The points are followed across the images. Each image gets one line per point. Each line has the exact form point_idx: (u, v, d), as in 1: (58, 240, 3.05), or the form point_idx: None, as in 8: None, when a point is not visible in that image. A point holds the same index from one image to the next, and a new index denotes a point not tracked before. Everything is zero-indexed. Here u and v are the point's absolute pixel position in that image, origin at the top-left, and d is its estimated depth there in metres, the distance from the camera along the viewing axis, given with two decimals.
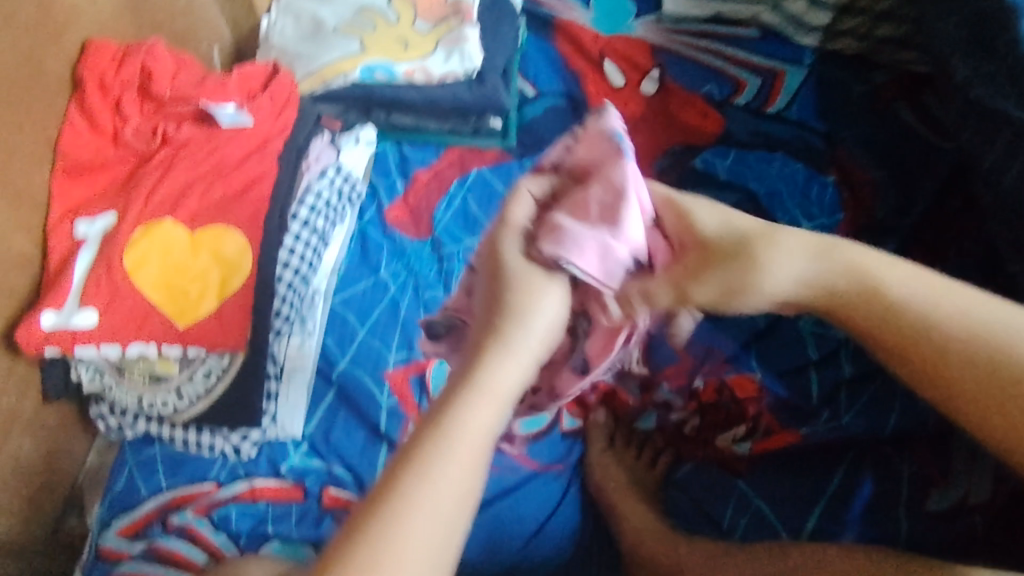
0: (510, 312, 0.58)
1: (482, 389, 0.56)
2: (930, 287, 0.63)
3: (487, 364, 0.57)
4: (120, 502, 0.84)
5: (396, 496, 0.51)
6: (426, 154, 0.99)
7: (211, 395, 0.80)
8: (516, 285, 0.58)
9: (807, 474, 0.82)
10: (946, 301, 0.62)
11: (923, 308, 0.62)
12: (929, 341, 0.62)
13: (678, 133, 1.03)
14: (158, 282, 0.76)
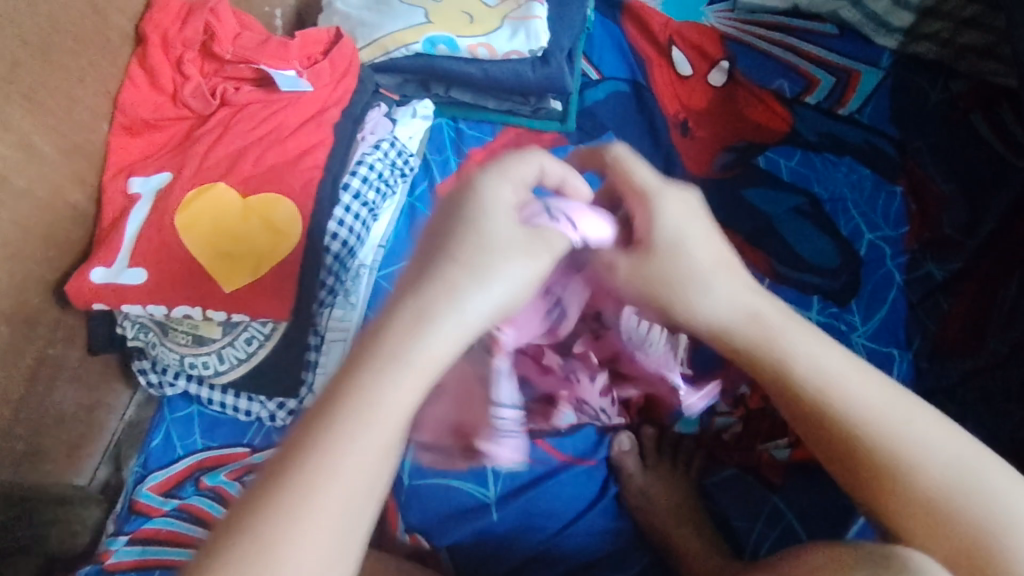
0: (495, 218, 0.49)
1: (433, 317, 0.46)
2: (871, 406, 0.52)
3: (431, 306, 0.46)
4: (158, 457, 0.85)
5: (331, 424, 0.43)
6: (481, 134, 0.97)
7: (252, 360, 0.80)
8: (501, 190, 0.50)
9: (843, 491, 0.82)
10: (877, 426, 0.52)
11: (864, 414, 0.52)
12: (871, 450, 0.52)
13: (747, 128, 0.99)
14: (207, 244, 0.75)
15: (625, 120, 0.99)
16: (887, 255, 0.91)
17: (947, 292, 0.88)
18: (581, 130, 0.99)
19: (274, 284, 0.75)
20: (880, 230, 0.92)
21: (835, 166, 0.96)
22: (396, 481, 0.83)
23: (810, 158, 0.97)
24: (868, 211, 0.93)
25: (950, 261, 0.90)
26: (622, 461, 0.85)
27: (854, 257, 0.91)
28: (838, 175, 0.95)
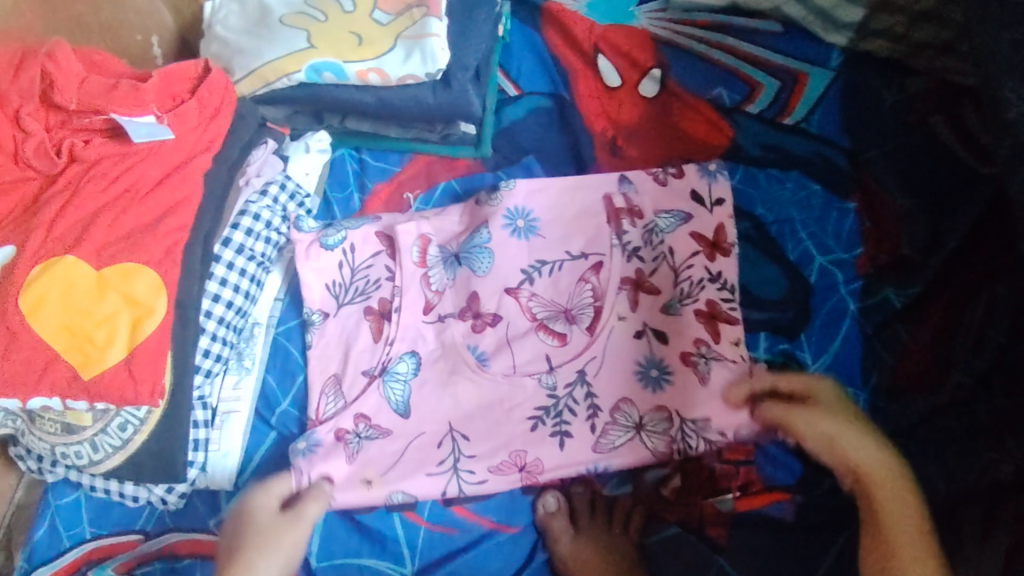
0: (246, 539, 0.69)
1: (271, 550, 0.68)
2: (891, 495, 0.64)
3: (261, 531, 0.69)
4: (44, 548, 0.77)
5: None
6: (387, 166, 0.91)
7: (127, 449, 0.72)
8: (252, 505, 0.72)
9: (799, 553, 0.73)
10: (890, 505, 0.63)
11: (886, 500, 0.64)
12: (883, 481, 0.65)
13: (684, 145, 0.91)
14: (60, 326, 0.66)
15: (549, 140, 0.93)
16: (839, 282, 0.82)
17: (906, 320, 0.79)
18: (499, 155, 0.92)
19: (139, 365, 0.67)
20: (832, 253, 0.83)
21: (780, 183, 0.87)
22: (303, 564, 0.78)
23: (755, 176, 0.88)
24: (818, 233, 0.84)
25: (911, 286, 0.81)
26: (549, 524, 0.80)
27: (802, 283, 0.82)
28: (784, 193, 0.86)
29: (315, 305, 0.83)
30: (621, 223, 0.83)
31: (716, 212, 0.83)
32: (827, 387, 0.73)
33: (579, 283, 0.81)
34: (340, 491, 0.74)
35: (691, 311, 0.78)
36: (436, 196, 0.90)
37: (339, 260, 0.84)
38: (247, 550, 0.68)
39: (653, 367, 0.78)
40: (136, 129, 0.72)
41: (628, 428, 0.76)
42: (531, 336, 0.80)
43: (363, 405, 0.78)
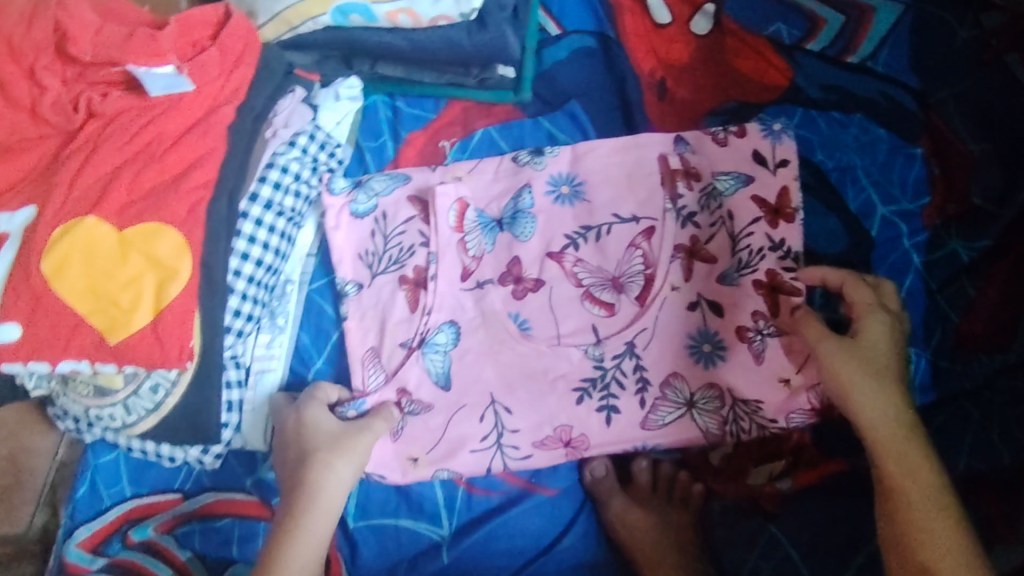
0: (311, 440, 0.68)
1: (348, 449, 0.67)
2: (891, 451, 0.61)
3: (326, 436, 0.68)
4: (85, 507, 0.77)
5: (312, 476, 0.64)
6: (421, 112, 0.86)
7: (161, 411, 0.71)
8: (303, 417, 0.70)
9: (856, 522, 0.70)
10: (890, 462, 0.61)
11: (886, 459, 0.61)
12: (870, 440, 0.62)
13: (738, 86, 0.84)
14: (85, 289, 0.64)
15: (592, 83, 0.87)
16: (902, 234, 0.76)
17: (975, 277, 0.74)
18: (540, 100, 0.87)
19: (167, 329, 0.65)
20: (895, 203, 0.77)
21: (842, 128, 0.80)
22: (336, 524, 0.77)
23: (814, 119, 0.81)
24: (882, 181, 0.78)
25: (979, 239, 0.75)
26: (595, 489, 0.78)
27: (863, 235, 0.77)
28: (846, 139, 0.80)
29: (348, 275, 0.80)
30: (677, 186, 0.79)
31: (780, 174, 0.77)
32: (877, 325, 0.66)
33: (630, 249, 0.77)
34: (388, 473, 0.75)
35: (750, 282, 0.74)
36: (473, 144, 0.85)
37: (371, 230, 0.81)
38: (323, 447, 0.67)
39: (707, 342, 0.74)
40: (154, 80, 0.68)
41: (678, 406, 0.74)
42: (577, 305, 0.77)
43: (406, 378, 0.76)
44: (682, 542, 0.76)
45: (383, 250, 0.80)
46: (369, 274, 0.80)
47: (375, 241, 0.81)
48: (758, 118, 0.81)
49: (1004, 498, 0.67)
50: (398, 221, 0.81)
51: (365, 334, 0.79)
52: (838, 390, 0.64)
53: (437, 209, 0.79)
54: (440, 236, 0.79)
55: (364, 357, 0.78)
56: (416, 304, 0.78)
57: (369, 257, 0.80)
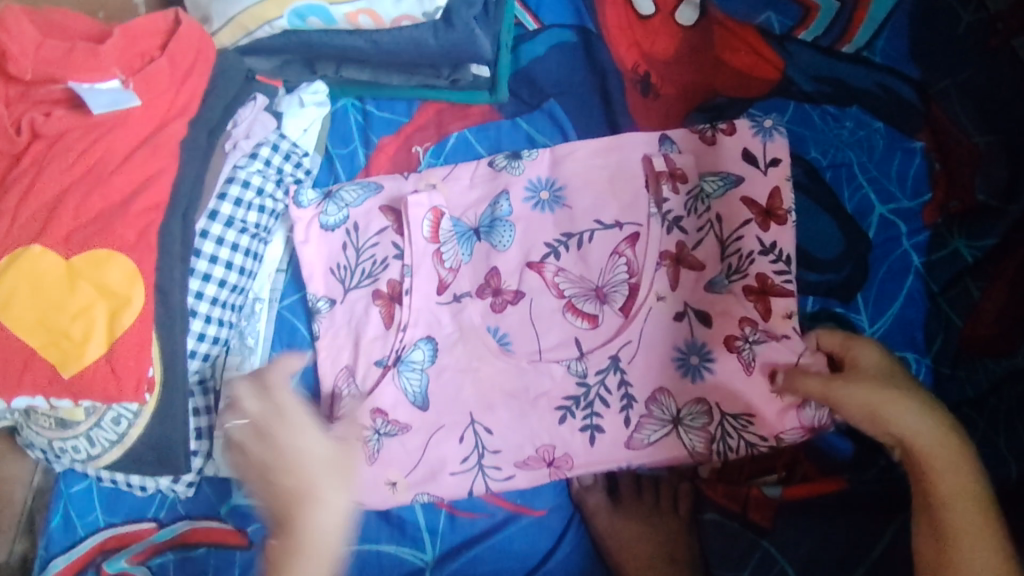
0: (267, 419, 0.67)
1: (301, 421, 0.67)
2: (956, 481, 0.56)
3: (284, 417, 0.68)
4: (59, 537, 0.74)
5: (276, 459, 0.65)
6: (393, 116, 0.82)
7: (125, 442, 0.68)
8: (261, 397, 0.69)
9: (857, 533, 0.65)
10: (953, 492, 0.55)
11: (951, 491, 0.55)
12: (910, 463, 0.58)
13: (726, 80, 0.80)
14: (34, 323, 0.62)
15: (571, 80, 0.82)
16: (902, 234, 0.72)
17: (979, 278, 0.69)
18: (518, 99, 0.83)
19: (120, 360, 0.62)
20: (894, 201, 0.73)
21: (837, 122, 0.76)
22: None
23: (808, 114, 0.77)
24: (879, 177, 0.74)
25: (984, 237, 0.70)
26: (585, 499, 0.75)
27: (859, 236, 0.72)
28: (841, 134, 0.75)
29: (320, 291, 0.77)
30: (662, 188, 0.75)
31: (771, 173, 0.72)
32: (872, 351, 0.63)
33: (613, 256, 0.73)
34: (365, 498, 0.72)
35: (741, 289, 0.70)
36: (449, 148, 0.81)
37: (342, 241, 0.77)
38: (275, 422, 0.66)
39: (695, 354, 0.70)
40: (97, 98, 0.66)
41: (664, 422, 0.70)
42: (558, 317, 0.73)
43: (380, 399, 0.72)
44: (671, 553, 0.73)
45: (355, 264, 0.77)
46: (341, 288, 0.77)
47: (348, 253, 0.77)
48: (748, 114, 0.77)
49: (1010, 510, 0.61)
50: (370, 232, 0.77)
51: (340, 352, 0.75)
52: (868, 414, 0.60)
53: (410, 219, 0.75)
54: (412, 248, 0.75)
55: (340, 377, 0.74)
56: (391, 320, 0.74)
57: (341, 271, 0.77)
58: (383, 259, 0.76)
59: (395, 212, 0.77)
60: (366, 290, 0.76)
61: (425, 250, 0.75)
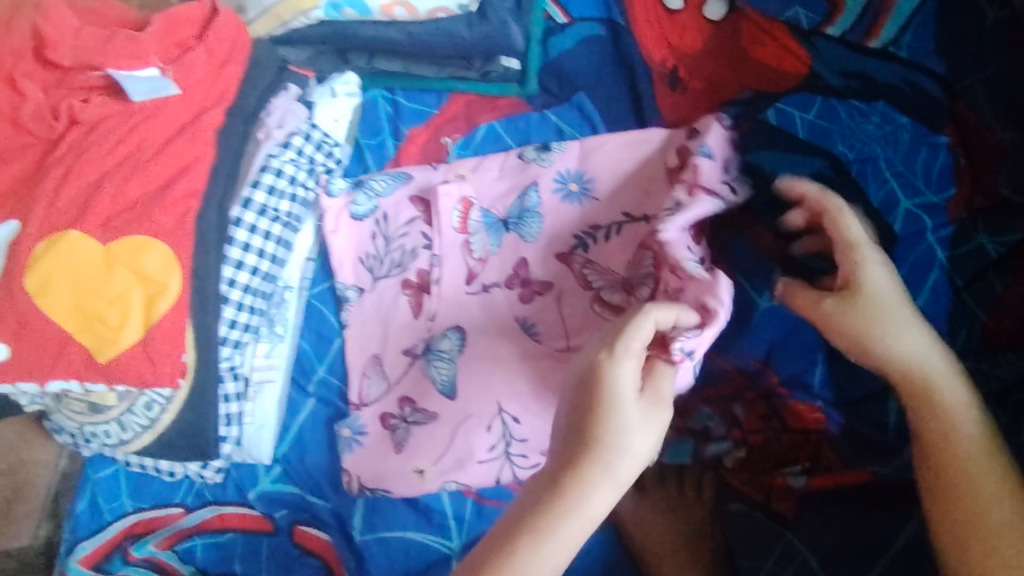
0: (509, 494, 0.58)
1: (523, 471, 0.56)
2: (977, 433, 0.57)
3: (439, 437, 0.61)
4: (87, 522, 0.75)
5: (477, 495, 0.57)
6: (422, 107, 0.83)
7: (157, 428, 0.69)
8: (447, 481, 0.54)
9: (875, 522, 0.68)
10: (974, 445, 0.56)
11: (971, 445, 0.56)
12: (927, 408, 0.58)
13: (755, 75, 0.80)
14: (70, 308, 0.62)
15: (599, 73, 0.83)
16: (927, 228, 0.73)
17: (1004, 272, 0.70)
18: (546, 92, 0.84)
19: (159, 346, 0.63)
20: (919, 196, 0.74)
21: (864, 117, 0.77)
22: (345, 540, 0.73)
23: (835, 107, 0.77)
24: (904, 172, 0.74)
25: (1007, 232, 0.70)
26: None
27: (884, 230, 0.73)
28: (868, 128, 0.76)
29: (349, 279, 0.78)
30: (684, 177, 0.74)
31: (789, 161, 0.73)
32: (922, 328, 0.60)
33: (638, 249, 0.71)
34: (393, 486, 0.71)
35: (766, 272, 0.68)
36: (478, 140, 0.81)
37: (371, 231, 0.78)
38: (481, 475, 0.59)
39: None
40: (136, 85, 0.67)
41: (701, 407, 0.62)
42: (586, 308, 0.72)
43: (408, 387, 0.73)
44: (693, 538, 0.76)
45: (385, 254, 0.77)
46: (371, 277, 0.78)
47: (377, 242, 0.78)
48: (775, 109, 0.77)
49: None
50: (400, 221, 0.78)
51: (370, 341, 0.76)
52: (903, 366, 0.60)
53: (439, 206, 0.75)
54: (440, 235, 0.75)
55: (369, 367, 0.75)
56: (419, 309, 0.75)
57: (371, 260, 0.78)
58: (411, 249, 0.77)
59: (423, 201, 0.77)
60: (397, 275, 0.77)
61: (454, 240, 0.75)
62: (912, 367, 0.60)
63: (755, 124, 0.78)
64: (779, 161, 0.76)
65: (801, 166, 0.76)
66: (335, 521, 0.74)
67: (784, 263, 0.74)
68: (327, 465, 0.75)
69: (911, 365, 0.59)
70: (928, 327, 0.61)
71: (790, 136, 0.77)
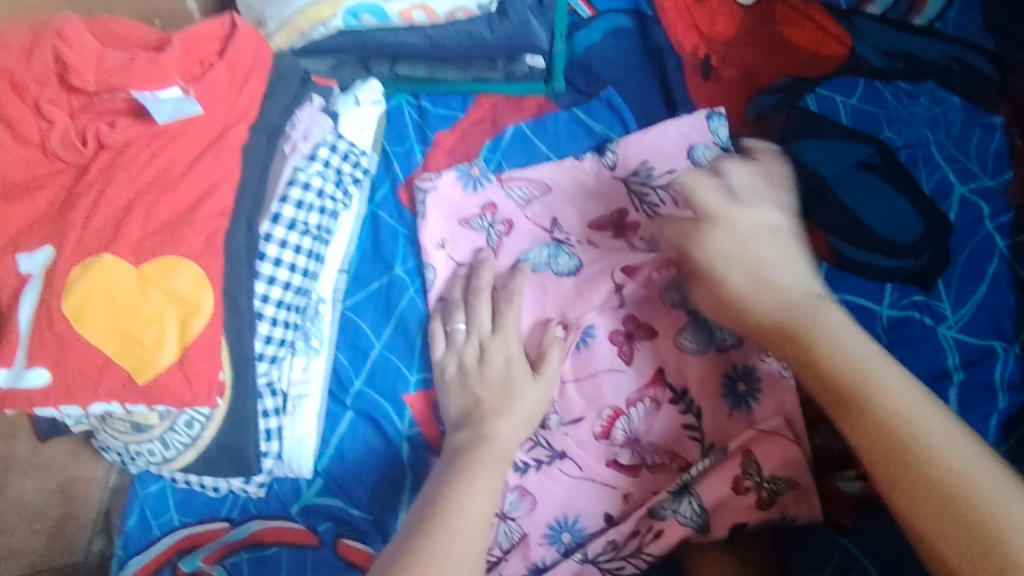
0: (455, 480, 0.60)
1: (474, 468, 0.61)
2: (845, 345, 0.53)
3: (448, 481, 0.60)
4: (135, 540, 0.76)
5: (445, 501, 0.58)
6: (449, 112, 0.83)
7: (199, 444, 0.70)
8: (448, 482, 0.60)
9: None
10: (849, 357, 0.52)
11: (904, 426, 0.48)
12: (881, 404, 0.49)
13: (792, 56, 0.78)
14: (108, 330, 0.64)
15: (629, 66, 0.83)
16: (985, 215, 0.68)
17: None
18: (574, 89, 0.83)
19: (193, 365, 0.64)
20: (976, 180, 0.69)
21: (911, 98, 0.73)
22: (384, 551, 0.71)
23: (878, 88, 0.75)
24: (958, 155, 0.70)
25: None
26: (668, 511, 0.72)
27: (936, 219, 0.68)
28: (916, 111, 0.73)
29: (433, 263, 0.76)
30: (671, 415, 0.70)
31: None
32: (831, 341, 0.53)
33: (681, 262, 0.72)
34: (462, 227, 0.77)
35: None
36: (505, 143, 0.81)
37: (447, 273, 0.76)
38: (443, 494, 0.58)
39: (741, 381, 0.69)
40: (159, 106, 0.69)
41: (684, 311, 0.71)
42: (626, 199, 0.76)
43: None
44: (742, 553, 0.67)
45: (467, 228, 0.77)
46: (456, 265, 0.76)
47: (471, 249, 0.77)
48: (802, 107, 0.75)
49: None
50: (460, 247, 0.77)
51: (458, 204, 0.78)
52: (852, 360, 0.52)
53: (502, 198, 0.78)
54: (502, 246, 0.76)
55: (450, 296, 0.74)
56: (468, 224, 0.77)
57: (454, 203, 0.78)
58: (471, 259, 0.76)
59: (498, 207, 0.78)
60: (445, 283, 0.75)
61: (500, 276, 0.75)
62: (855, 363, 0.52)
63: (797, 111, 0.76)
64: (820, 152, 0.73)
65: (846, 156, 0.72)
66: (376, 530, 0.72)
67: (836, 260, 0.69)
68: (370, 483, 0.73)
69: (843, 357, 0.52)
70: (919, 410, 0.49)
71: (822, 125, 0.74)
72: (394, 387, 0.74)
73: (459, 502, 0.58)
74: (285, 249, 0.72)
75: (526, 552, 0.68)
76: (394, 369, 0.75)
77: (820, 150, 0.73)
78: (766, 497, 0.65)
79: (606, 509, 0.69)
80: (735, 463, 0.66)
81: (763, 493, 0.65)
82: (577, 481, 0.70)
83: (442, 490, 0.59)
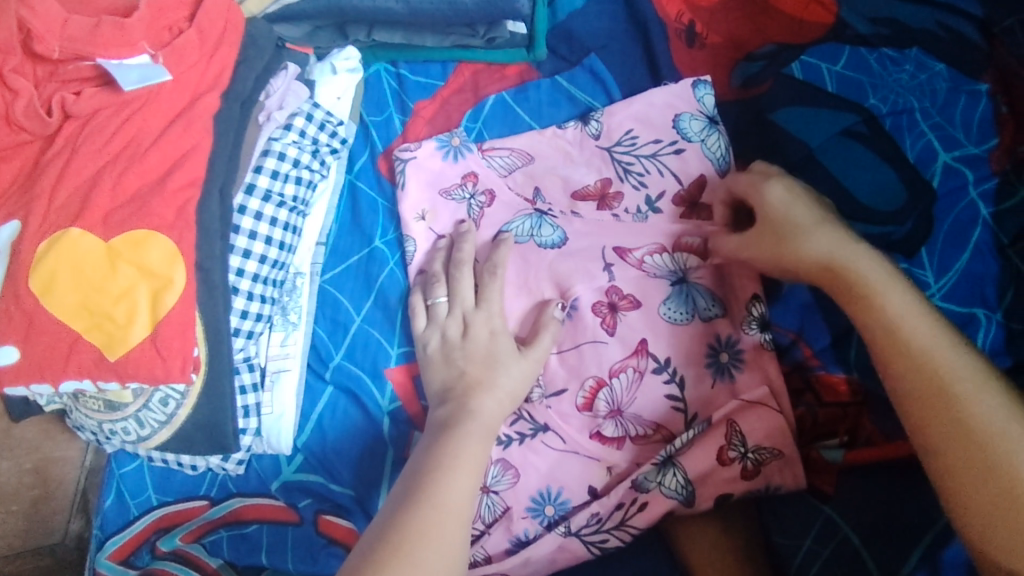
0: (443, 457, 0.58)
1: (460, 442, 0.60)
2: (908, 306, 0.55)
3: (435, 458, 0.58)
4: (113, 520, 0.74)
5: (430, 479, 0.56)
6: (428, 80, 0.82)
7: (174, 422, 0.68)
8: (435, 457, 0.58)
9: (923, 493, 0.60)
10: (915, 320, 0.54)
11: (923, 340, 0.53)
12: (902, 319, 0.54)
13: (776, 22, 0.78)
14: (77, 305, 0.62)
15: (613, 33, 0.82)
16: (969, 182, 0.67)
17: None
18: (556, 57, 0.83)
19: (165, 340, 0.62)
20: (960, 148, 0.68)
21: (896, 65, 0.73)
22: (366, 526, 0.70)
23: (863, 55, 0.74)
24: (943, 123, 0.69)
25: None
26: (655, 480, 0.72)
27: (919, 186, 0.68)
28: (901, 78, 0.72)
29: (414, 235, 0.74)
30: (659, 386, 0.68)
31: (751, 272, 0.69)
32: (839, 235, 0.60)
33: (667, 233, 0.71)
34: (444, 199, 0.76)
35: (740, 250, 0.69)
36: (486, 112, 0.80)
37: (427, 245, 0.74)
38: (430, 469, 0.57)
39: (725, 351, 0.68)
40: (125, 74, 0.67)
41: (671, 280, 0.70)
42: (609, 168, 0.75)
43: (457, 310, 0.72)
44: (726, 523, 0.67)
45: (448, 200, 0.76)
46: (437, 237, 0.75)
47: (453, 221, 0.75)
48: (786, 73, 0.75)
49: None
50: (443, 218, 0.75)
51: (437, 174, 0.76)
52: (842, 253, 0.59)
53: (482, 169, 0.77)
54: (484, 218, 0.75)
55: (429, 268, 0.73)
56: (448, 195, 0.76)
57: (433, 176, 0.76)
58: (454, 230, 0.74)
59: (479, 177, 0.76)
60: (425, 255, 0.74)
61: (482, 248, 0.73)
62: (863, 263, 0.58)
63: (781, 79, 0.75)
64: (804, 119, 0.73)
65: (829, 124, 0.72)
66: (357, 507, 0.71)
67: None
68: (353, 459, 0.72)
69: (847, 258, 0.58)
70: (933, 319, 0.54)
71: (804, 91, 0.74)
72: (373, 360, 0.73)
73: (447, 481, 0.56)
74: (260, 221, 0.70)
75: (508, 525, 0.68)
76: (375, 344, 0.73)
77: (803, 117, 0.73)
78: (750, 467, 0.65)
79: (589, 482, 0.68)
80: (718, 435, 0.66)
81: (748, 464, 0.65)
82: (560, 453, 0.69)
83: (428, 467, 0.58)
